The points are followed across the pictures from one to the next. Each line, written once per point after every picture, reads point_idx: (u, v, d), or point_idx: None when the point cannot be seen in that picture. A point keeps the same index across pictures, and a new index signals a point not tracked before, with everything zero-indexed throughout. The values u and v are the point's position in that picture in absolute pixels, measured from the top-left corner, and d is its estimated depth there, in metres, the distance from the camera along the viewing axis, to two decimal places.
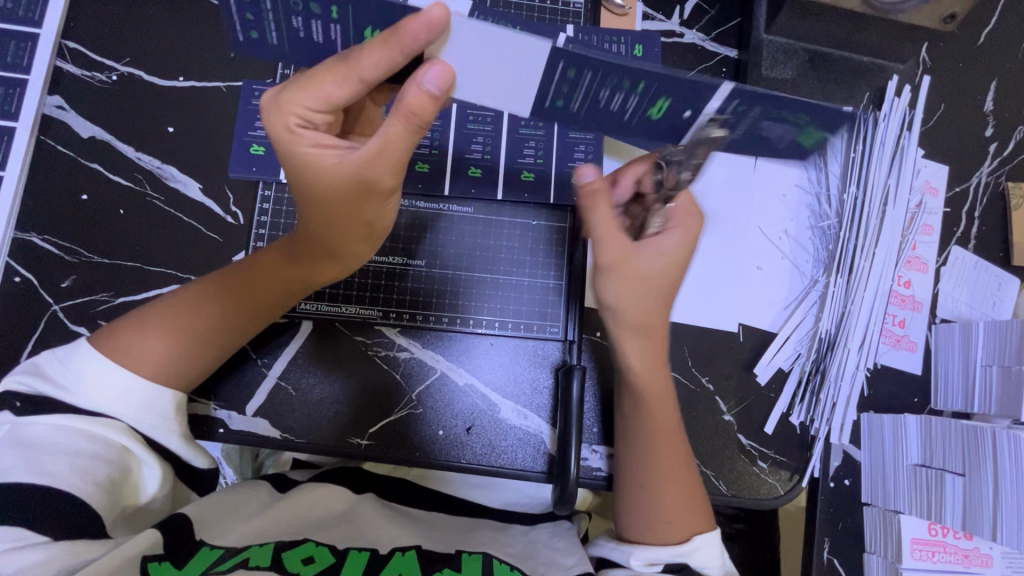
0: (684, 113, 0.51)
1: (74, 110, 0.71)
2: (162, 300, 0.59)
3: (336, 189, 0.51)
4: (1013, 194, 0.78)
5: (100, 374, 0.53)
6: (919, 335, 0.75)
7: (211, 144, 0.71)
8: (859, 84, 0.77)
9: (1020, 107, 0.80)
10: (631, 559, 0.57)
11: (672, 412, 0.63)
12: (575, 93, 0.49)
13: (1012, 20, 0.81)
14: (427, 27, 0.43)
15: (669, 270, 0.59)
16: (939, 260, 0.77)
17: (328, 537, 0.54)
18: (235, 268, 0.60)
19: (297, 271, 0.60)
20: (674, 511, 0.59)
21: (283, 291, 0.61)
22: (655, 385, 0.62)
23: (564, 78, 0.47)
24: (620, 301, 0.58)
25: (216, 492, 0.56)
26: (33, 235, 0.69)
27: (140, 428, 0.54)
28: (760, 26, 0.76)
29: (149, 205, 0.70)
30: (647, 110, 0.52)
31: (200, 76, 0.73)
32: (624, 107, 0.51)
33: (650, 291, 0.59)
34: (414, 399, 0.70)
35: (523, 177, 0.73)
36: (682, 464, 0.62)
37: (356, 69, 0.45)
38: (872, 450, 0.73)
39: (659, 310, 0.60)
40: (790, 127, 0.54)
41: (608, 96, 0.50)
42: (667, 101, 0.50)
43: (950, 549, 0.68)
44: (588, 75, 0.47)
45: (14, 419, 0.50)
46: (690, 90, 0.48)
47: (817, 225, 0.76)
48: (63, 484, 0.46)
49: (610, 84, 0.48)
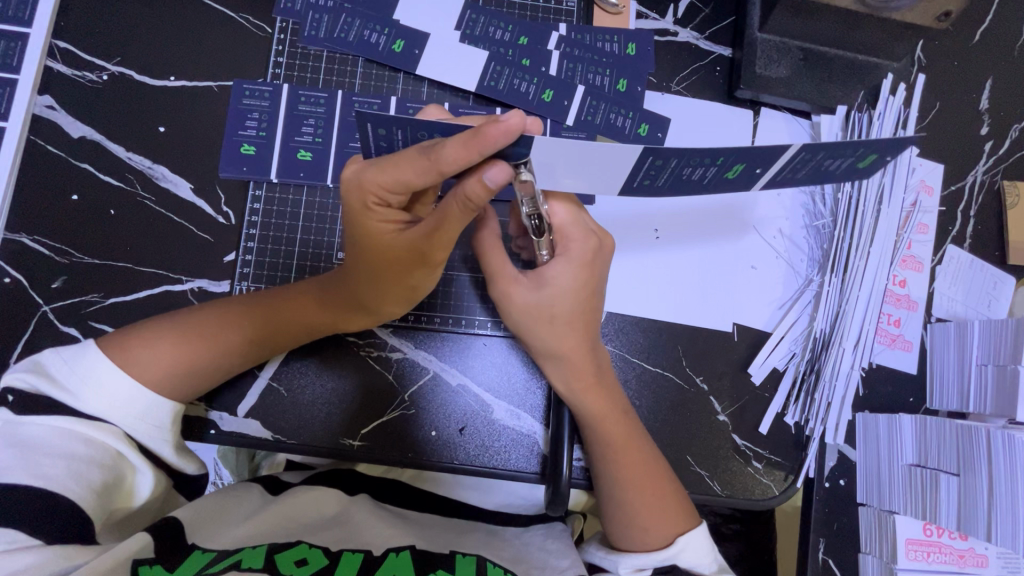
0: (758, 170, 0.48)
1: (64, 110, 0.71)
2: (181, 323, 0.58)
3: (394, 255, 0.55)
4: (1009, 192, 0.77)
5: (101, 378, 0.53)
6: (914, 335, 0.75)
7: (202, 144, 0.71)
8: (856, 83, 0.76)
9: (1015, 105, 0.80)
10: (619, 567, 0.57)
11: (626, 427, 0.62)
12: (660, 175, 0.47)
13: (1006, 18, 0.81)
14: (508, 134, 0.43)
15: (569, 299, 0.60)
16: (935, 259, 0.77)
17: (320, 539, 0.54)
18: (270, 306, 0.62)
19: (326, 317, 0.63)
20: (643, 518, 0.59)
21: (310, 331, 0.64)
22: (591, 407, 0.62)
23: (651, 166, 0.45)
24: (532, 334, 0.62)
25: (210, 496, 0.56)
26: (23, 236, 0.68)
27: (137, 436, 0.53)
28: (754, 23, 0.75)
29: (140, 205, 0.70)
30: (722, 172, 0.47)
31: (191, 76, 0.72)
32: (702, 178, 0.48)
33: (551, 321, 0.61)
34: (407, 399, 0.69)
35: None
36: (640, 474, 0.61)
37: (437, 163, 0.46)
38: (868, 450, 0.72)
39: (575, 335, 0.62)
40: (843, 161, 0.47)
41: (689, 171, 0.46)
42: (743, 165, 0.46)
43: (946, 549, 0.68)
44: (673, 160, 0.45)
45: (10, 417, 0.49)
46: (770, 156, 0.45)
47: (810, 224, 0.76)
48: (60, 489, 0.46)
49: (692, 163, 0.45)
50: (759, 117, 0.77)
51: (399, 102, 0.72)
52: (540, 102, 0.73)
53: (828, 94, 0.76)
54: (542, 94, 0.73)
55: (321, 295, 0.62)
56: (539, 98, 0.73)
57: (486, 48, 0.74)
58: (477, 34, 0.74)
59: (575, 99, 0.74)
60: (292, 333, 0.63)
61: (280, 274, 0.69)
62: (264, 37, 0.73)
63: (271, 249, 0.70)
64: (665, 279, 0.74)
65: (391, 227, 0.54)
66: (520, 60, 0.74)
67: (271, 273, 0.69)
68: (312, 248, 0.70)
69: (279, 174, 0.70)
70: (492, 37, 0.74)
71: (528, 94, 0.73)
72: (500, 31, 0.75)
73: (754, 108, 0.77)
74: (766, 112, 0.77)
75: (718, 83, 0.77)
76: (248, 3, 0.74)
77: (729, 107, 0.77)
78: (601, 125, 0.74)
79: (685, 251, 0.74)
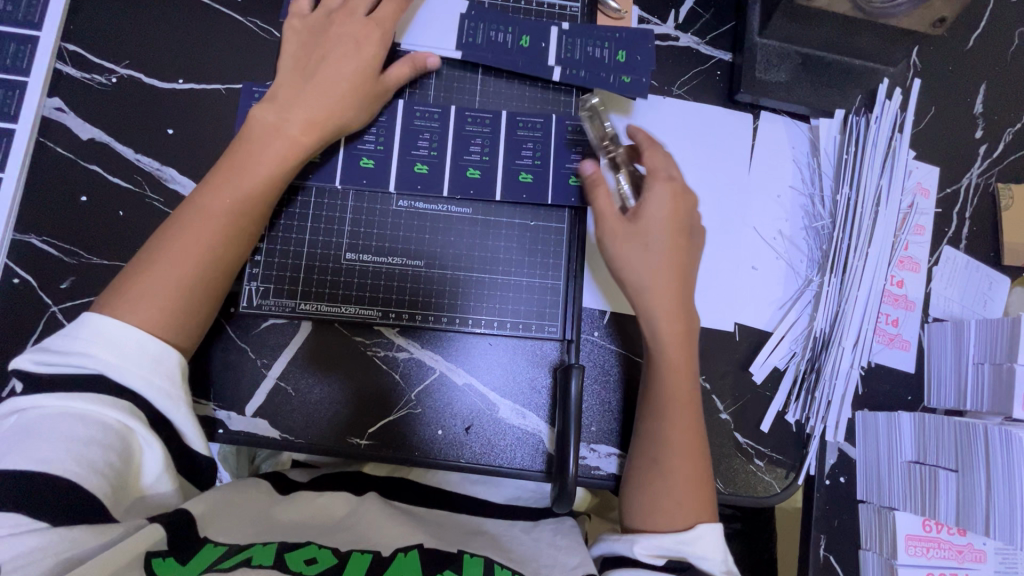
0: (543, 46, 0.75)
1: (73, 112, 0.71)
2: (168, 228, 0.59)
3: (336, 44, 0.67)
4: (1003, 195, 0.79)
5: (102, 347, 0.53)
6: (912, 334, 0.76)
7: (210, 146, 0.72)
8: (852, 87, 0.78)
9: (1007, 108, 0.81)
10: (635, 546, 0.58)
11: (691, 386, 0.65)
12: (476, 34, 0.74)
13: (999, 25, 0.83)
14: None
15: (661, 229, 0.66)
16: (931, 260, 0.78)
17: (330, 541, 0.54)
18: (220, 163, 0.63)
19: (279, 135, 0.63)
20: (681, 492, 0.61)
21: (280, 166, 0.63)
22: (676, 357, 0.65)
23: (468, 29, 0.75)
24: (629, 266, 0.66)
25: (225, 490, 0.57)
26: (32, 236, 0.69)
27: (147, 396, 0.53)
28: (753, 28, 0.77)
29: (148, 206, 0.71)
30: (520, 43, 0.75)
31: (199, 79, 0.73)
32: (504, 41, 0.75)
33: (647, 250, 0.65)
34: (413, 399, 0.70)
35: (522, 177, 0.73)
36: (690, 436, 0.63)
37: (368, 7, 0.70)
38: (867, 447, 0.73)
39: (671, 274, 0.65)
40: (600, 49, 0.75)
41: (496, 35, 0.75)
42: (528, 38, 0.75)
43: (945, 545, 0.69)
44: (481, 25, 0.75)
45: (20, 404, 0.50)
46: (543, 40, 0.75)
47: (810, 225, 0.77)
48: (59, 471, 0.46)
49: (495, 27, 0.75)
50: (758, 120, 0.78)
51: (406, 105, 0.73)
52: (518, 48, 0.74)
53: (827, 98, 0.77)
54: (518, 41, 0.75)
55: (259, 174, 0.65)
56: (517, 45, 0.74)
57: (491, 54, 0.74)
58: (478, 42, 0.74)
59: (552, 41, 0.75)
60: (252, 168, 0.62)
61: (288, 277, 0.70)
62: (272, 40, 0.74)
63: (280, 250, 0.70)
64: None
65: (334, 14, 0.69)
66: (520, 39, 0.75)
67: (278, 274, 0.70)
68: (319, 251, 0.71)
69: None
70: (493, 40, 0.74)
71: (505, 43, 0.74)
72: (501, 34, 0.75)
73: (753, 111, 0.78)
74: (766, 115, 0.78)
75: (718, 86, 0.78)
76: (256, 6, 0.75)
77: (730, 111, 0.78)
78: (580, 59, 0.74)
79: None
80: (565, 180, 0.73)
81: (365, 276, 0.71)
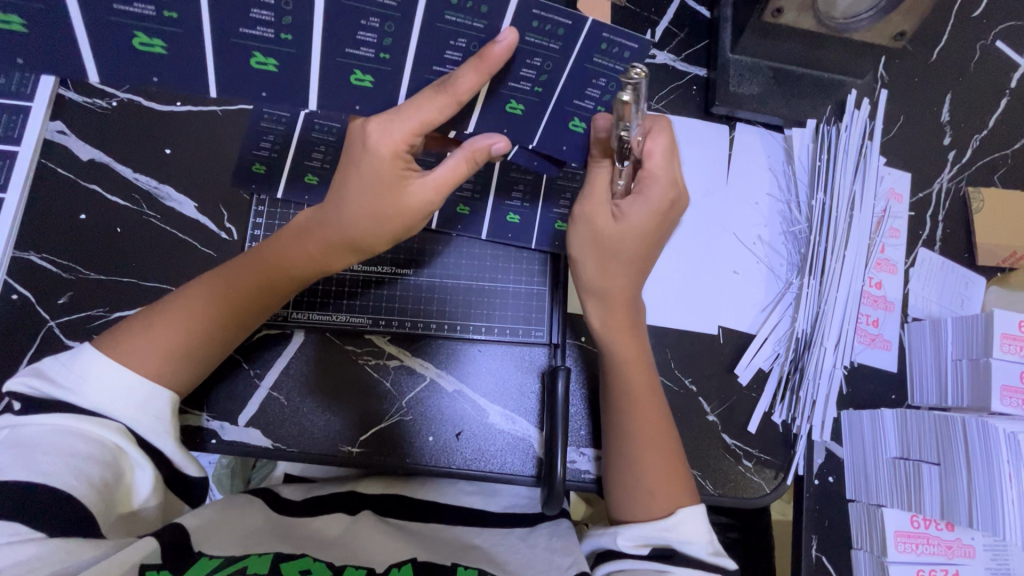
0: None
1: (75, 135, 0.74)
2: (185, 292, 0.61)
3: (371, 205, 0.56)
4: (973, 197, 0.82)
5: (96, 373, 0.55)
6: (892, 334, 0.78)
7: (208, 166, 0.75)
8: (823, 98, 0.81)
9: (974, 116, 0.85)
10: (620, 538, 0.59)
11: (648, 379, 0.66)
12: None
13: (961, 36, 0.87)
14: (508, 51, 0.48)
15: (639, 239, 0.64)
16: (908, 262, 0.80)
17: (326, 555, 0.54)
18: (249, 258, 0.62)
19: (298, 250, 0.62)
20: (657, 481, 0.61)
21: (295, 267, 0.62)
22: (629, 348, 0.66)
23: None
24: (580, 253, 0.67)
25: (212, 507, 0.56)
26: (32, 254, 0.71)
27: (135, 428, 0.55)
28: (725, 46, 0.80)
29: (146, 223, 0.73)
30: None
31: (196, 101, 0.76)
32: None
33: (611, 254, 0.65)
34: (404, 407, 0.71)
35: (511, 109, 0.57)
36: (660, 430, 0.64)
37: (454, 93, 0.50)
38: (854, 446, 0.74)
39: (623, 277, 0.66)
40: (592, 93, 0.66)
41: None
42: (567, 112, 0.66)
43: (934, 541, 0.70)
44: None
45: (15, 421, 0.52)
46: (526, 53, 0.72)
47: (788, 230, 0.79)
48: (57, 482, 0.47)
49: None
50: (734, 131, 0.81)
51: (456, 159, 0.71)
52: None
53: (800, 109, 0.80)
54: None
55: (276, 274, 0.62)
56: None
57: None
58: None
59: None
60: (264, 267, 0.62)
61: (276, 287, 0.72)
62: None
63: None
64: (654, 278, 0.76)
65: (395, 154, 0.53)
66: None
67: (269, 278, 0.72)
68: None
69: (284, 190, 0.74)
70: None
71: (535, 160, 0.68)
72: None
73: (729, 123, 0.81)
74: (742, 126, 0.81)
75: (695, 100, 0.81)
76: (41, 57, 0.49)
77: (707, 123, 0.81)
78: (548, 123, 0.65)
79: (670, 254, 0.77)
80: (564, 122, 0.60)
81: (355, 287, 0.73)
